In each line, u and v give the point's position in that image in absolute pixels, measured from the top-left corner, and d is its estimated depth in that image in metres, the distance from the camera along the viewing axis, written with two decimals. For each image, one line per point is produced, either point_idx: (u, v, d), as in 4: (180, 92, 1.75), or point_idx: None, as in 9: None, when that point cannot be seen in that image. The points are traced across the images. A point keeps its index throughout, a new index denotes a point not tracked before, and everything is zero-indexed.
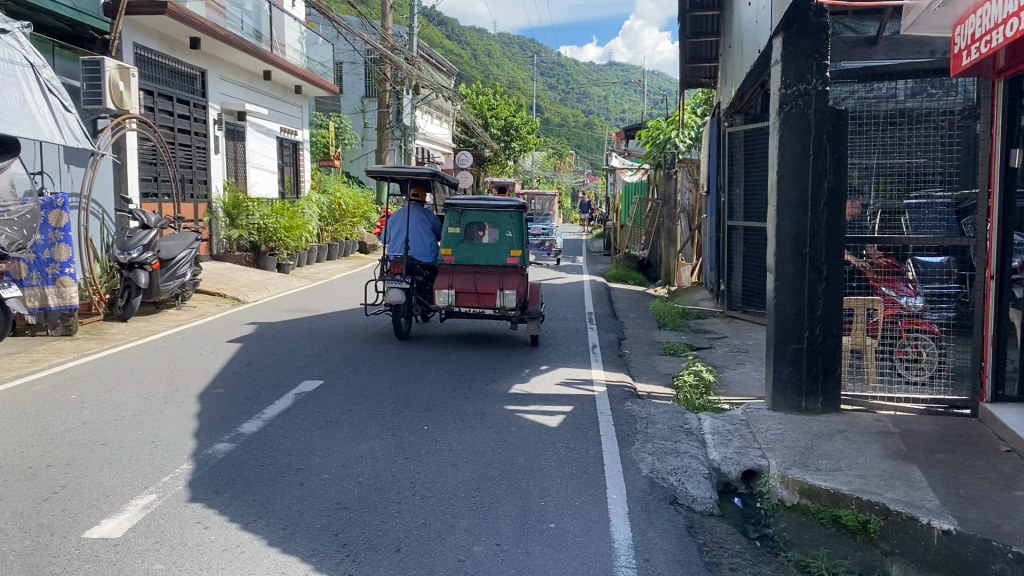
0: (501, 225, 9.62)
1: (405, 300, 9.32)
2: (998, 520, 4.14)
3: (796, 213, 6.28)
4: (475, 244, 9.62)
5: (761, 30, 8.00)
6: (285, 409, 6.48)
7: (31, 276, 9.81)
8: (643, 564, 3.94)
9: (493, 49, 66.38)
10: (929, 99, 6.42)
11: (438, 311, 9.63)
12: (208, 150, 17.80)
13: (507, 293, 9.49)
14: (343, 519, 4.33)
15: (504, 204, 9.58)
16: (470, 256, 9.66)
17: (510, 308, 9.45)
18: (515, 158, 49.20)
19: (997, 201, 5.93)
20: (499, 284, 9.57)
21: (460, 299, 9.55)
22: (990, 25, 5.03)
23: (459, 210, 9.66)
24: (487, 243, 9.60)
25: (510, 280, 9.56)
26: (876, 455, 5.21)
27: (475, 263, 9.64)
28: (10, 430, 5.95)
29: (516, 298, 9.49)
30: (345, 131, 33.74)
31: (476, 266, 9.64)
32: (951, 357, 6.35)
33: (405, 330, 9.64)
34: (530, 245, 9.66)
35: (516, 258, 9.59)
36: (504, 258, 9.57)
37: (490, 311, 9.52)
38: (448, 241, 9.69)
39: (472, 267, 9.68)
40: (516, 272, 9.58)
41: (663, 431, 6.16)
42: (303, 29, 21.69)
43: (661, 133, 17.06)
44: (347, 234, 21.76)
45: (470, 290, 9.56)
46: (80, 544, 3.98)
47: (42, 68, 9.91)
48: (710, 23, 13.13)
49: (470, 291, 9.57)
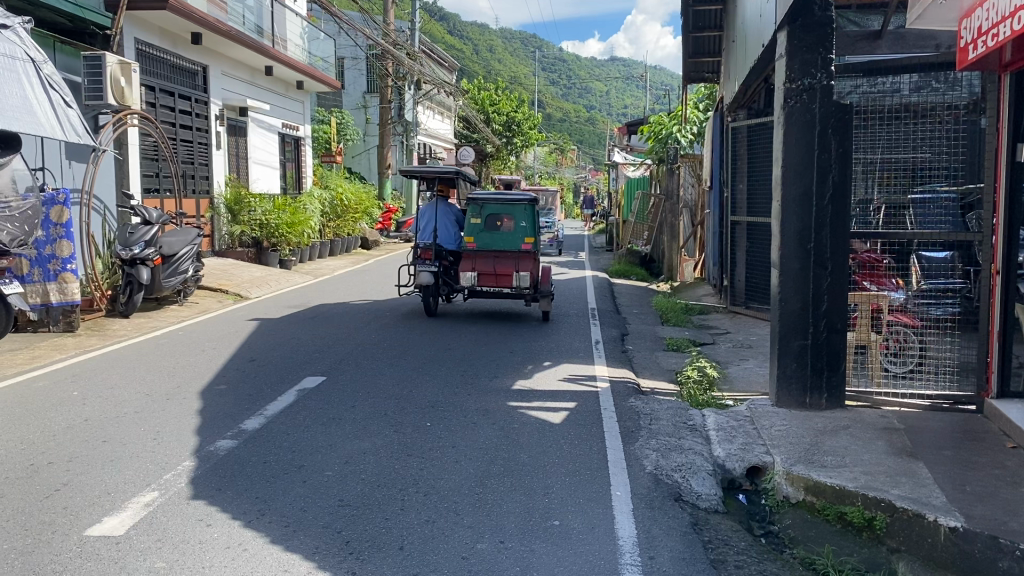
0: (517, 216, 10.86)
1: (433, 281, 10.60)
2: (1005, 517, 4.11)
3: (800, 209, 6.25)
4: (495, 232, 10.84)
5: (764, 24, 7.97)
6: (288, 405, 6.47)
7: (32, 272, 9.82)
8: (647, 562, 3.91)
9: (494, 44, 66.26)
10: (933, 93, 6.37)
11: (462, 291, 10.88)
12: (209, 146, 17.78)
13: (522, 274, 10.71)
14: (346, 517, 4.31)
15: (519, 198, 10.81)
16: (490, 243, 10.89)
17: (525, 287, 10.69)
18: (517, 154, 49.15)
19: (1003, 196, 5.88)
20: (516, 267, 10.80)
21: (482, 280, 10.77)
22: (997, 18, 4.98)
23: (480, 203, 10.89)
24: (506, 231, 10.82)
25: (525, 263, 10.79)
26: (881, 452, 5.18)
27: (495, 248, 10.86)
28: (12, 427, 5.94)
29: (530, 279, 10.71)
30: (347, 127, 33.71)
31: (495, 251, 10.86)
32: (956, 353, 6.33)
33: (432, 308, 10.89)
34: (541, 233, 10.89)
35: (530, 245, 10.84)
36: (519, 244, 10.82)
37: (507, 290, 10.75)
38: (471, 230, 10.92)
39: (491, 253, 10.93)
40: (530, 257, 10.81)
41: (667, 427, 6.14)
42: (304, 24, 21.65)
43: (664, 128, 17.00)
44: (349, 230, 21.74)
45: (489, 272, 10.80)
46: (82, 542, 3.96)
47: (42, 63, 9.87)
48: (713, 17, 13.07)
49: (489, 273, 10.80)
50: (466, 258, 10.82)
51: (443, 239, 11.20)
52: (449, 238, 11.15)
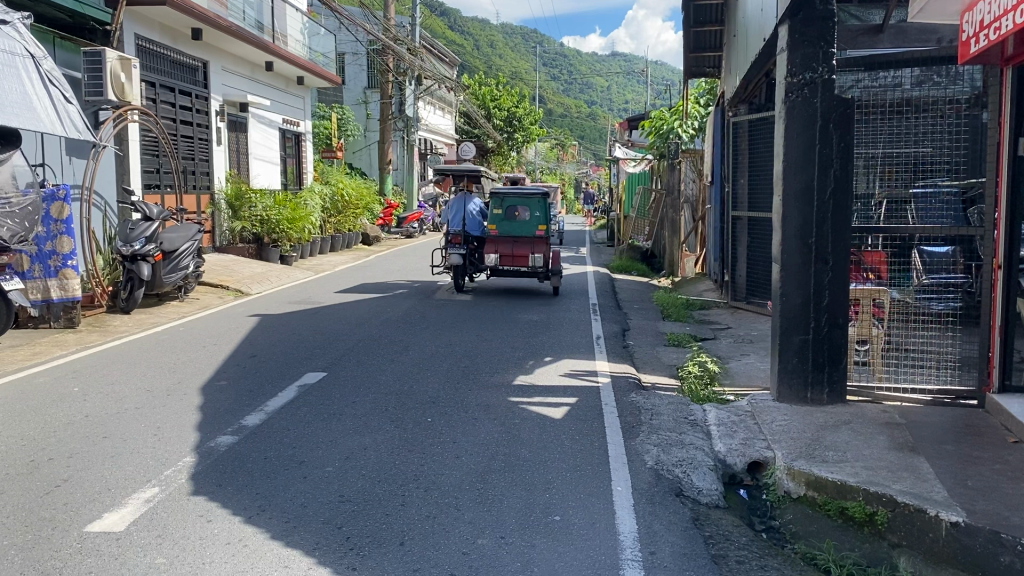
0: (532, 207, 12.88)
1: (463, 261, 12.52)
2: (1007, 512, 4.10)
3: (801, 203, 6.24)
4: (513, 221, 12.84)
5: (765, 18, 7.94)
6: (288, 401, 6.47)
7: (33, 268, 9.83)
8: (649, 558, 3.91)
9: (495, 39, 66.12)
10: (934, 87, 6.31)
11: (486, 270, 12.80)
12: (210, 142, 17.76)
13: (537, 256, 12.74)
14: (346, 513, 4.31)
15: (534, 192, 12.88)
16: (509, 230, 12.92)
17: (539, 266, 12.68)
18: (518, 149, 49.11)
19: (1005, 191, 5.90)
20: (531, 250, 12.81)
21: (503, 261, 12.72)
22: (999, 12, 4.97)
23: (501, 196, 12.93)
24: (523, 220, 12.83)
25: (539, 247, 12.78)
26: (882, 447, 5.18)
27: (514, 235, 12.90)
28: (12, 423, 5.93)
29: (544, 259, 12.73)
30: (347, 122, 33.66)
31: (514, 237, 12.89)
32: (957, 346, 6.33)
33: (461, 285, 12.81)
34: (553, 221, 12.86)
35: (543, 231, 12.82)
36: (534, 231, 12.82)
37: (524, 269, 12.70)
38: (493, 219, 12.92)
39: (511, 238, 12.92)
40: (544, 242, 12.83)
41: (668, 422, 6.13)
42: (304, 19, 21.62)
43: (665, 123, 16.97)
44: (350, 225, 21.72)
45: (509, 254, 12.76)
46: (83, 538, 3.96)
47: (42, 59, 9.85)
48: (714, 12, 13.04)
49: (509, 255, 12.77)
50: (491, 243, 12.76)
51: (470, 226, 12.88)
52: (475, 225, 12.91)
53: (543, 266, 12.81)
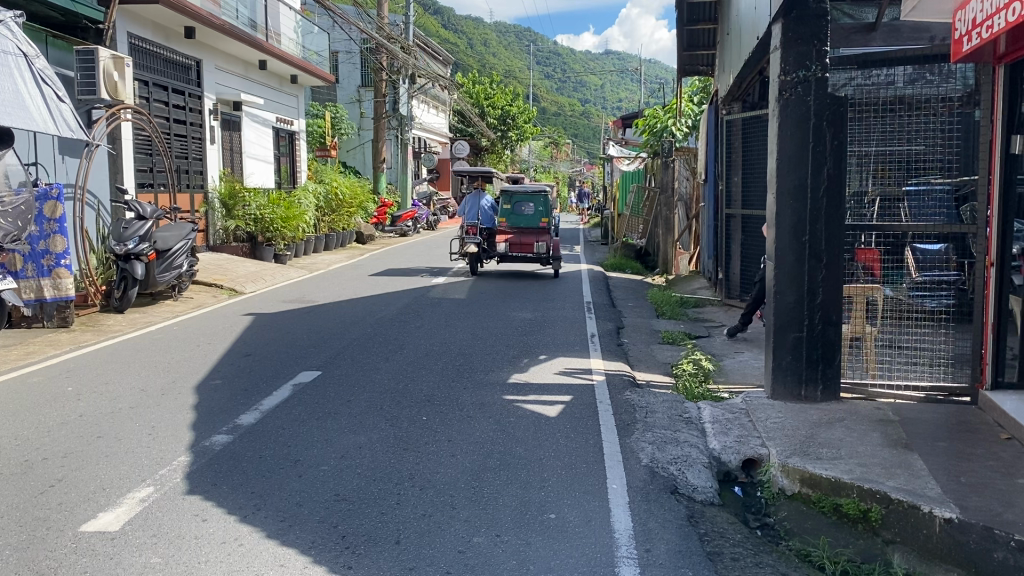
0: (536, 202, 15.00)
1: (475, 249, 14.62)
2: (1000, 508, 4.12)
3: (795, 201, 6.25)
4: (520, 215, 15.11)
5: (758, 17, 7.97)
6: (283, 399, 6.47)
7: (26, 268, 9.79)
8: (644, 555, 3.92)
9: (489, 37, 66.07)
10: (926, 86, 6.36)
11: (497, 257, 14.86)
12: (203, 141, 17.71)
13: (541, 244, 14.83)
14: (342, 511, 4.31)
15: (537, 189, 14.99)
16: (517, 222, 15.21)
17: (542, 253, 14.76)
18: (512, 147, 49.07)
19: (997, 189, 5.91)
20: (536, 239, 14.95)
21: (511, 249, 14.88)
22: (991, 10, 4.98)
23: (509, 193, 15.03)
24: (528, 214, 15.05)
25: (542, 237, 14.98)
26: (876, 443, 5.20)
27: (521, 226, 15.16)
28: (6, 423, 5.92)
29: (546, 246, 14.81)
30: (340, 121, 33.60)
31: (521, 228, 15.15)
32: (950, 345, 6.43)
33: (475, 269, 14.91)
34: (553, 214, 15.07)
35: (545, 223, 14.97)
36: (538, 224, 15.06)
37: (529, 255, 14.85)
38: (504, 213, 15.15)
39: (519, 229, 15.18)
40: (546, 232, 14.97)
41: (662, 420, 6.15)
42: (298, 18, 21.57)
43: (659, 121, 16.97)
44: (344, 224, 21.69)
45: (516, 243, 14.98)
46: (77, 538, 3.95)
47: (35, 57, 9.81)
48: (708, 10, 13.05)
49: (516, 244, 14.98)
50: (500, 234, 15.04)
51: (483, 219, 15.15)
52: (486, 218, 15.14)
53: (546, 253, 14.84)
